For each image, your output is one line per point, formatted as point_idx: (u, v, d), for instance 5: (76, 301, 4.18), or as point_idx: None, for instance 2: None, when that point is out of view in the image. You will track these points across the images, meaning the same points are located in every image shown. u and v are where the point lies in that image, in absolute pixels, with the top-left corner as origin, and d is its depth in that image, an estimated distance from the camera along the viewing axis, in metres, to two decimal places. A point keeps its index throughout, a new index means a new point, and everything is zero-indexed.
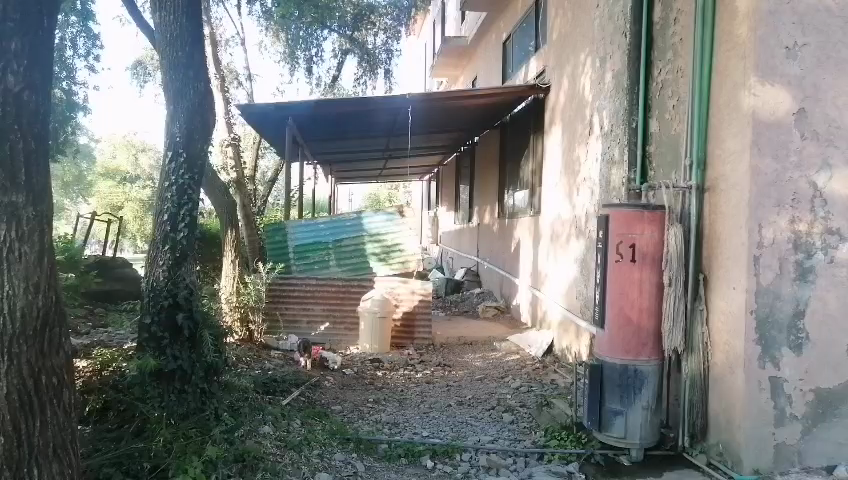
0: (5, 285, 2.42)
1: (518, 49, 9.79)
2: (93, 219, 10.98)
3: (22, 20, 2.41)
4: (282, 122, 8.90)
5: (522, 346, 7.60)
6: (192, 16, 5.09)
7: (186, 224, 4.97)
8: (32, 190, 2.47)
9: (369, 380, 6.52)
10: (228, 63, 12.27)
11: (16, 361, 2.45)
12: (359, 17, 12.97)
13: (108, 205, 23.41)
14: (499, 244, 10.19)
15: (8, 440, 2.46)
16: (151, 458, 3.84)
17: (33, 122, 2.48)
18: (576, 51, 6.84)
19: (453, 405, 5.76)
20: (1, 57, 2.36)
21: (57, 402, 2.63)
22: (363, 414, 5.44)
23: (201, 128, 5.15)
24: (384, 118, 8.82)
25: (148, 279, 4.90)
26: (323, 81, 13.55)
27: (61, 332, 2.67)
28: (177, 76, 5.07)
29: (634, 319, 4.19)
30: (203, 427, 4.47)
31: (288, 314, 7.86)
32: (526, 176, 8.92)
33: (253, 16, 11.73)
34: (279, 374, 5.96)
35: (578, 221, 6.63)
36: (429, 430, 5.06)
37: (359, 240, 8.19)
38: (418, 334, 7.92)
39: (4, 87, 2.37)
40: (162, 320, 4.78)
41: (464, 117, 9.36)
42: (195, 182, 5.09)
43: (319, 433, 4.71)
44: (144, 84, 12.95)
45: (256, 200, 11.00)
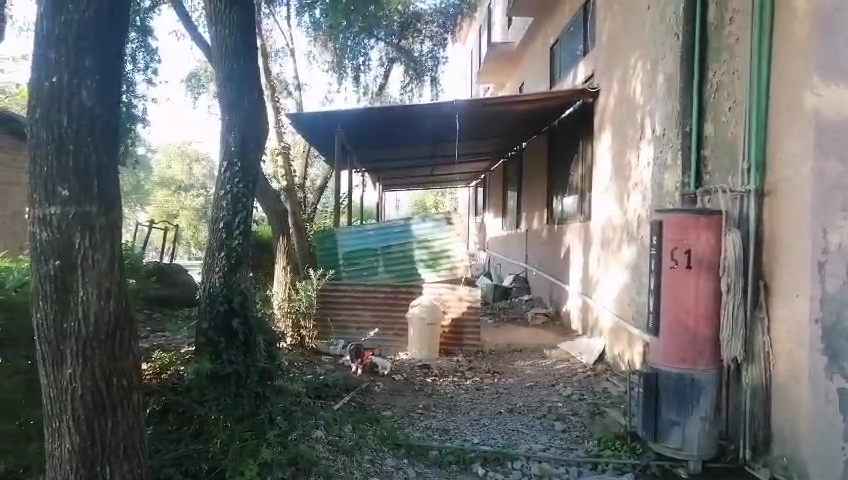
0: (79, 290, 2.53)
1: (566, 53, 9.71)
2: (151, 227, 11.40)
3: (94, 37, 2.53)
4: (331, 131, 9.04)
5: (573, 354, 7.49)
6: (246, 29, 5.24)
7: (241, 231, 5.12)
8: (105, 198, 2.57)
9: (419, 385, 6.55)
10: (278, 73, 12.56)
11: (87, 364, 2.57)
12: (406, 25, 13.13)
13: (164, 213, 24.18)
14: (548, 250, 10.09)
15: (83, 438, 2.63)
16: (209, 460, 3.96)
17: (106, 135, 2.59)
18: (626, 54, 6.73)
19: (503, 412, 5.73)
20: (76, 73, 2.48)
21: (127, 404, 2.72)
22: (414, 420, 5.46)
23: (255, 137, 5.29)
24: (432, 124, 8.85)
25: (205, 285, 5.05)
26: (370, 90, 13.70)
27: (132, 336, 2.73)
28: (232, 87, 5.23)
29: (690, 326, 4.09)
30: (258, 430, 4.51)
31: (339, 320, 7.99)
32: (575, 181, 8.81)
33: (302, 27, 11.99)
34: (330, 379, 6.07)
35: (630, 226, 6.51)
36: (480, 437, 5.05)
37: (407, 247, 8.08)
38: (467, 340, 7.89)
39: (79, 104, 2.50)
40: (219, 325, 4.92)
41: (511, 122, 9.32)
42: (249, 191, 5.22)
43: (371, 438, 4.74)
44: (198, 96, 13.35)
45: (306, 207, 11.20)
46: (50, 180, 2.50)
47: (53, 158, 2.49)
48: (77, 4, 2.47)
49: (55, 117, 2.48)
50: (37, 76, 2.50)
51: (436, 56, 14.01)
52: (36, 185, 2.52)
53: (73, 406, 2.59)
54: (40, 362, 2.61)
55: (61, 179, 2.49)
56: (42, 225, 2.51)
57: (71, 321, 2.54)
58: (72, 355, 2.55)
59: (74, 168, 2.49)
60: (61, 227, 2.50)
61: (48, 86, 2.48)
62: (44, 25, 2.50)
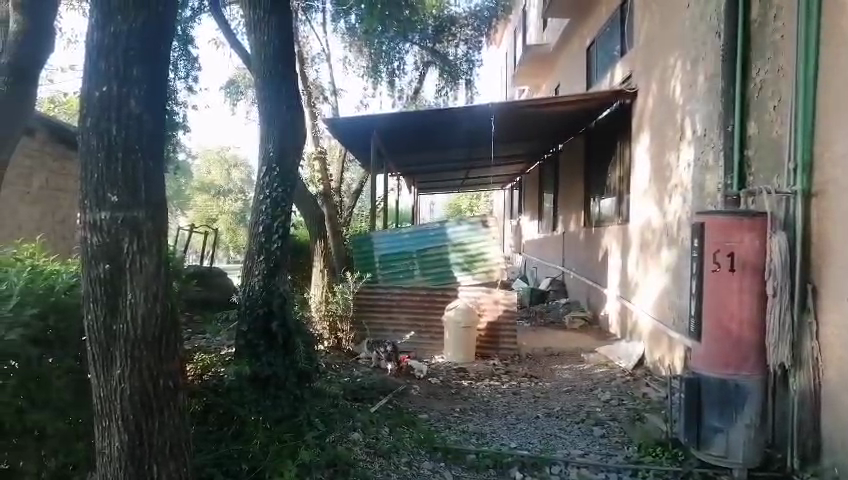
0: (128, 293, 2.60)
1: (602, 54, 9.59)
2: (192, 232, 11.65)
3: (143, 48, 2.59)
4: (366, 135, 9.12)
5: (611, 358, 7.38)
6: (284, 38, 5.33)
7: (280, 235, 5.20)
8: (151, 204, 2.64)
9: (455, 389, 6.54)
10: (314, 79, 12.72)
11: (135, 364, 2.64)
12: (441, 29, 13.27)
13: (203, 217, 24.65)
14: (585, 253, 9.98)
15: (131, 438, 2.69)
16: (249, 460, 4.02)
17: (151, 142, 2.65)
18: (666, 54, 6.60)
19: (540, 417, 5.68)
20: (125, 83, 2.56)
21: (173, 405, 2.79)
22: (451, 423, 5.46)
23: (293, 144, 5.36)
24: (466, 128, 8.85)
25: (245, 288, 5.16)
26: (405, 93, 13.76)
27: (177, 338, 2.80)
28: (270, 94, 5.33)
29: (733, 330, 4.00)
30: (297, 431, 4.60)
31: (375, 322, 8.09)
32: (613, 183, 8.69)
33: (338, 33, 12.15)
34: (367, 381, 6.13)
35: (670, 229, 6.39)
36: (517, 442, 5.02)
37: (443, 250, 8.03)
38: (503, 343, 7.84)
39: (128, 112, 2.57)
40: (259, 327, 5.00)
41: (547, 124, 9.25)
42: (287, 195, 5.31)
43: (408, 441, 4.75)
44: (236, 103, 13.58)
45: (342, 211, 11.29)
46: (100, 186, 2.57)
47: (103, 166, 2.57)
48: (126, 16, 2.55)
49: (105, 125, 2.56)
50: (87, 86, 2.59)
51: (471, 59, 13.99)
52: (86, 192, 2.60)
53: (121, 406, 2.66)
54: (90, 362, 2.69)
55: (110, 185, 2.56)
56: (92, 230, 2.59)
57: (120, 323, 2.61)
58: (121, 356, 2.63)
59: (123, 175, 2.57)
60: (111, 232, 2.57)
61: (98, 95, 2.57)
62: (95, 36, 2.59)
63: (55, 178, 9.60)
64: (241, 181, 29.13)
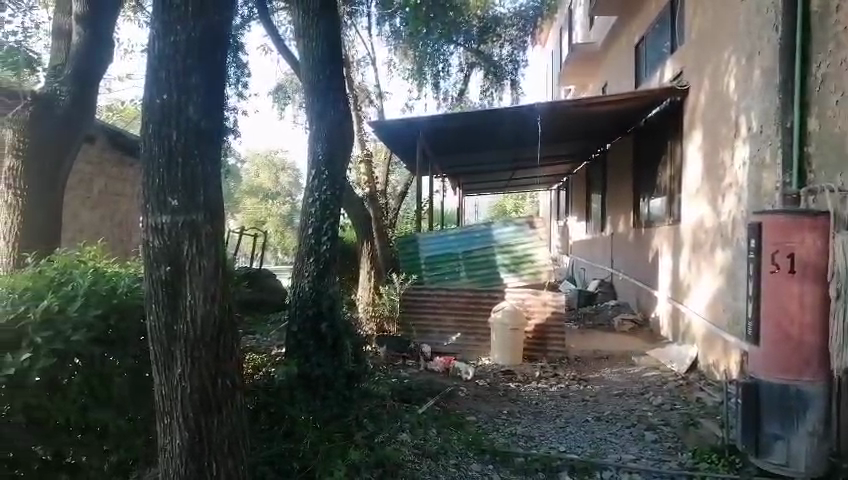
0: (188, 294, 2.68)
1: (652, 51, 9.39)
2: (242, 235, 11.90)
3: (200, 54, 2.67)
4: (411, 137, 9.17)
5: (663, 361, 7.22)
6: (332, 42, 5.41)
7: (329, 237, 5.27)
8: (209, 208, 2.71)
9: (502, 391, 6.50)
10: (360, 82, 12.84)
11: (196, 363, 2.71)
12: (485, 30, 13.20)
13: (252, 220, 25.13)
14: (634, 254, 9.78)
15: (192, 435, 2.77)
16: (300, 459, 4.08)
17: (208, 145, 2.72)
18: (719, 49, 6.41)
19: (590, 421, 5.58)
20: (184, 89, 2.64)
21: (231, 403, 2.87)
22: (499, 425, 5.43)
23: (342, 146, 5.44)
24: (512, 128, 8.79)
25: (294, 289, 5.25)
26: (450, 95, 13.75)
27: (234, 338, 2.87)
28: (319, 99, 5.42)
29: (794, 335, 3.84)
30: (346, 431, 4.65)
31: (422, 324, 8.04)
32: (663, 183, 8.49)
33: (383, 37, 12.25)
34: (415, 383, 6.16)
35: (724, 229, 6.21)
36: (566, 445, 4.95)
37: (489, 250, 8.08)
38: (550, 346, 7.72)
39: (187, 118, 2.65)
40: (308, 328, 5.08)
41: (595, 124, 9.12)
42: (336, 198, 5.38)
43: (456, 443, 4.75)
44: (284, 107, 13.81)
45: (388, 213, 11.35)
46: (161, 191, 2.66)
47: (163, 171, 2.65)
48: (185, 25, 2.63)
49: (166, 131, 2.65)
50: (149, 94, 2.68)
51: (516, 59, 13.90)
52: (148, 196, 2.69)
53: (182, 405, 2.74)
54: (152, 361, 2.78)
55: (171, 189, 2.65)
56: (154, 233, 2.67)
57: (181, 324, 2.69)
58: (182, 356, 2.70)
59: (183, 179, 2.65)
60: (171, 235, 2.65)
61: (159, 103, 2.65)
62: (155, 45, 2.68)
63: (114, 183, 9.96)
64: (288, 184, 29.63)
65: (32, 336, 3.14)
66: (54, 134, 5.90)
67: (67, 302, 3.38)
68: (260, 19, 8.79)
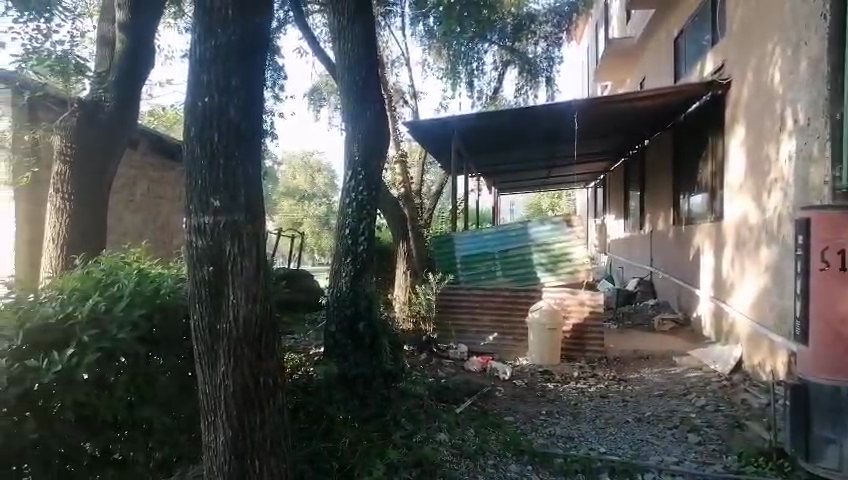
0: (230, 294, 2.72)
1: (691, 44, 9.18)
2: (280, 236, 12.06)
3: (240, 57, 2.70)
4: (446, 137, 9.15)
5: (705, 361, 7.04)
6: (367, 42, 5.44)
7: (366, 237, 5.30)
8: (250, 209, 2.75)
9: (540, 391, 6.44)
10: (394, 83, 12.88)
11: (239, 362, 2.75)
12: (519, 27, 13.06)
13: (289, 222, 25.44)
14: (674, 252, 9.58)
15: (235, 433, 2.81)
16: (338, 458, 4.11)
17: (248, 147, 2.76)
18: (762, 41, 6.23)
19: (631, 422, 5.49)
20: (225, 92, 2.68)
21: (273, 402, 2.90)
22: (537, 426, 5.37)
23: (378, 146, 5.47)
24: (547, 126, 8.70)
25: (332, 289, 5.29)
26: (484, 94, 13.69)
27: (275, 337, 2.91)
28: (356, 100, 5.45)
29: (845, 334, 3.70)
30: (384, 431, 4.66)
31: (459, 325, 8.01)
32: (704, 179, 8.30)
33: (416, 37, 12.26)
34: (452, 383, 6.14)
35: (769, 225, 6.04)
36: (607, 447, 4.88)
37: (525, 249, 8.02)
38: (589, 346, 7.61)
39: (228, 120, 2.69)
40: (346, 328, 5.12)
41: (632, 120, 8.97)
42: (373, 198, 5.41)
43: (494, 444, 4.72)
44: (319, 109, 13.95)
45: (423, 213, 11.36)
46: (203, 192, 2.70)
47: (206, 172, 2.70)
48: (227, 29, 2.67)
49: (208, 133, 2.70)
50: (191, 97, 2.73)
51: (551, 56, 13.76)
52: (191, 197, 2.74)
53: (225, 403, 2.78)
54: (196, 360, 2.83)
55: (213, 191, 2.69)
56: (197, 234, 2.72)
57: (224, 323, 2.74)
58: (225, 355, 2.75)
59: (224, 180, 2.69)
60: (214, 235, 2.70)
61: (201, 106, 2.70)
62: (197, 49, 2.72)
63: (156, 187, 10.20)
64: (324, 185, 29.92)
65: (80, 335, 3.22)
66: (99, 140, 6.09)
67: (113, 302, 3.47)
68: (295, 22, 8.89)
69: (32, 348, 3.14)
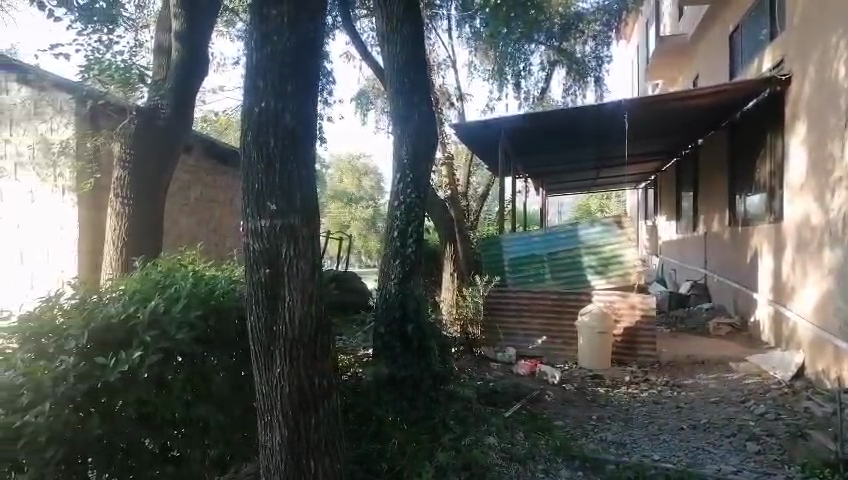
0: (286, 296, 2.77)
1: (748, 40, 8.89)
2: (328, 238, 12.18)
3: (294, 62, 2.75)
4: (493, 139, 9.10)
5: (764, 368, 6.80)
6: (416, 45, 5.48)
7: (414, 240, 5.31)
8: (305, 212, 2.80)
9: (591, 396, 6.33)
10: (441, 85, 12.90)
11: (294, 363, 2.80)
12: (567, 27, 12.73)
13: (336, 224, 25.68)
14: (729, 254, 9.28)
15: (291, 433, 2.85)
16: (387, 459, 4.13)
17: (302, 150, 2.80)
18: (825, 34, 5.99)
19: (686, 429, 5.34)
20: (280, 98, 2.73)
21: (327, 402, 2.93)
22: (588, 431, 5.28)
23: (426, 148, 5.48)
24: (596, 126, 8.57)
25: (381, 291, 5.33)
26: (531, 95, 13.60)
27: (330, 338, 2.95)
28: (405, 103, 5.50)
29: None
30: (433, 433, 4.66)
31: (507, 326, 7.98)
32: (762, 178, 8.02)
33: (463, 39, 12.30)
34: (500, 386, 6.10)
35: (833, 225, 5.80)
36: (661, 454, 4.76)
37: (574, 251, 7.93)
38: (640, 350, 7.44)
39: (283, 125, 2.74)
40: (395, 330, 5.14)
41: (685, 118, 8.73)
42: (421, 200, 5.43)
43: (543, 448, 4.65)
44: (367, 113, 14.04)
45: (469, 215, 11.31)
46: (260, 196, 2.76)
47: (262, 177, 2.75)
48: (282, 35, 2.72)
49: (264, 138, 2.75)
50: (248, 102, 2.79)
51: (600, 56, 13.52)
52: (248, 201, 2.80)
53: (281, 403, 2.83)
54: (253, 360, 2.88)
55: (269, 194, 2.75)
56: (254, 236, 2.78)
57: (280, 324, 2.78)
58: (281, 355, 2.79)
59: (280, 184, 2.74)
60: (270, 238, 2.75)
61: (258, 111, 2.75)
62: (253, 56, 2.77)
63: (209, 191, 10.48)
64: (371, 188, 30.13)
65: (141, 335, 3.33)
66: (156, 145, 6.30)
67: (171, 303, 3.57)
68: (344, 27, 9.01)
69: (96, 346, 3.29)
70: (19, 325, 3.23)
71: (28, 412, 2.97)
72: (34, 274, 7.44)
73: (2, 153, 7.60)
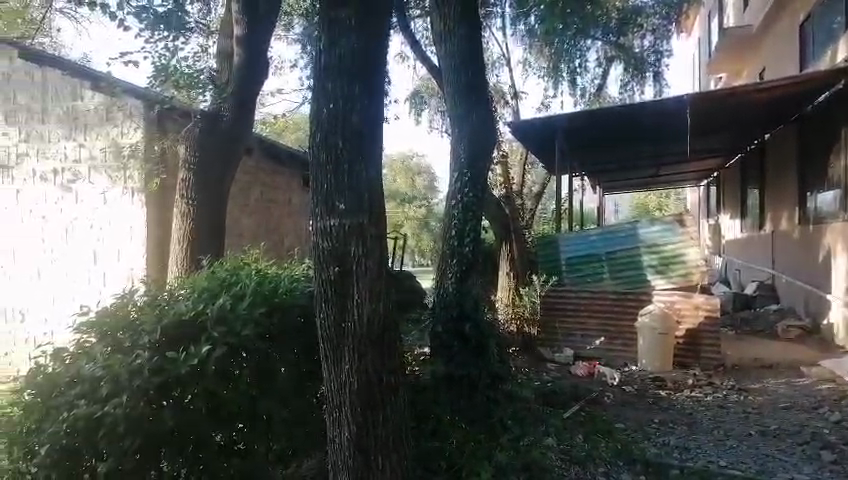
0: (355, 294, 2.81)
1: (820, 30, 8.49)
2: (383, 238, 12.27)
3: (360, 63, 2.78)
4: (550, 137, 8.98)
5: (839, 373, 6.48)
6: (473, 43, 5.48)
7: (471, 239, 5.32)
8: (372, 211, 2.83)
9: (652, 398, 6.19)
10: (495, 84, 12.85)
11: (362, 360, 2.83)
12: (625, 21, 12.32)
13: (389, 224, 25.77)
14: (799, 255, 8.88)
15: (359, 428, 2.89)
16: (446, 458, 4.12)
17: (369, 149, 2.83)
18: None
19: (754, 435, 5.15)
20: (347, 99, 2.77)
21: (394, 400, 2.95)
22: (650, 435, 5.16)
23: (484, 148, 5.48)
24: (657, 122, 8.36)
25: (439, 289, 5.33)
26: (587, 92, 13.42)
27: (396, 336, 2.97)
28: (462, 101, 5.51)
29: None
30: (492, 433, 4.64)
31: (566, 326, 7.86)
32: (835, 174, 7.65)
33: (517, 36, 12.28)
34: (558, 386, 6.02)
35: None
36: (727, 460, 4.61)
37: (635, 251, 7.80)
38: (704, 353, 7.20)
39: (351, 126, 2.79)
40: (452, 329, 5.12)
41: (751, 113, 8.41)
42: (479, 199, 5.42)
43: (604, 451, 4.58)
44: (420, 112, 14.05)
45: (525, 214, 11.20)
46: (329, 196, 2.81)
47: (332, 177, 2.80)
48: (348, 36, 2.76)
49: (332, 139, 2.81)
50: (316, 104, 2.84)
51: (659, 50, 13.23)
52: (317, 201, 2.85)
53: (350, 399, 2.87)
54: (322, 357, 2.93)
55: (338, 194, 2.79)
56: (323, 235, 2.83)
57: (349, 321, 2.82)
58: (349, 353, 2.83)
59: (349, 184, 2.78)
60: (340, 237, 2.80)
61: (326, 112, 2.80)
62: (321, 58, 2.82)
63: (268, 192, 10.73)
64: (423, 187, 30.15)
65: (209, 331, 3.45)
66: (219, 147, 6.48)
67: (236, 300, 3.68)
68: (399, 28, 9.08)
69: (168, 341, 3.42)
70: (97, 321, 3.41)
71: (106, 403, 3.13)
72: (107, 273, 7.82)
73: (78, 158, 7.99)
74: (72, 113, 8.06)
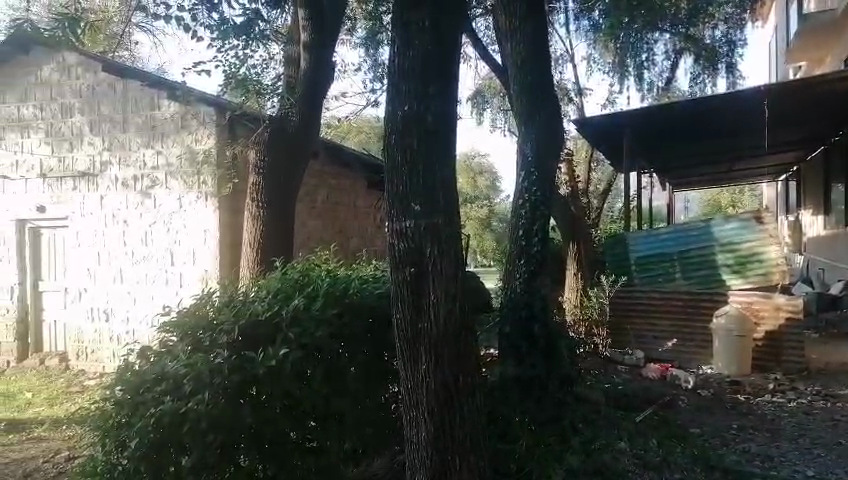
0: (430, 294, 2.82)
1: None
2: None
3: (433, 64, 2.79)
4: (617, 133, 8.76)
5: None
6: (539, 39, 5.41)
7: (539, 238, 5.23)
8: (447, 211, 2.84)
9: (730, 403, 5.94)
10: (559, 81, 12.67)
11: (438, 360, 2.84)
12: (696, 11, 11.58)
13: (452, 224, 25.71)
14: None
15: (436, 428, 2.89)
16: (517, 460, 4.06)
17: (444, 148, 2.84)
18: None
19: (844, 444, 4.87)
20: (421, 99, 2.78)
21: (471, 401, 2.94)
22: (728, 441, 4.95)
23: (551, 145, 5.42)
24: (732, 115, 8.02)
25: (506, 290, 5.26)
26: (655, 87, 13.00)
27: (472, 337, 2.96)
28: (529, 99, 5.46)
29: None
30: (562, 435, 4.57)
31: (634, 326, 7.70)
32: None
33: (581, 32, 12.16)
34: (630, 389, 5.85)
35: None
36: (816, 470, 4.37)
37: (710, 250, 7.49)
38: (785, 356, 6.85)
39: (425, 127, 2.80)
40: (520, 330, 5.06)
41: (836, 102, 7.94)
42: (547, 198, 5.33)
43: (680, 456, 4.42)
44: (482, 111, 13.99)
45: (591, 212, 10.96)
46: (405, 197, 2.83)
47: (407, 179, 2.81)
48: (422, 39, 2.78)
49: (406, 140, 2.82)
50: (391, 106, 2.86)
51: (732, 40, 12.78)
52: (392, 203, 2.87)
53: (426, 399, 2.88)
54: (398, 357, 2.96)
55: (414, 195, 2.81)
56: (400, 236, 2.85)
57: (425, 321, 2.83)
58: (426, 353, 2.85)
59: (424, 184, 2.80)
60: (415, 239, 2.81)
61: (401, 114, 2.82)
62: (395, 61, 2.85)
63: (334, 194, 10.90)
64: (485, 187, 29.93)
65: (285, 332, 3.54)
66: (289, 150, 6.63)
67: (309, 302, 3.77)
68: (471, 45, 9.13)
69: (244, 340, 3.53)
70: (179, 321, 3.56)
71: (190, 399, 3.23)
72: (183, 275, 8.13)
73: (155, 164, 8.35)
74: (150, 121, 8.43)
